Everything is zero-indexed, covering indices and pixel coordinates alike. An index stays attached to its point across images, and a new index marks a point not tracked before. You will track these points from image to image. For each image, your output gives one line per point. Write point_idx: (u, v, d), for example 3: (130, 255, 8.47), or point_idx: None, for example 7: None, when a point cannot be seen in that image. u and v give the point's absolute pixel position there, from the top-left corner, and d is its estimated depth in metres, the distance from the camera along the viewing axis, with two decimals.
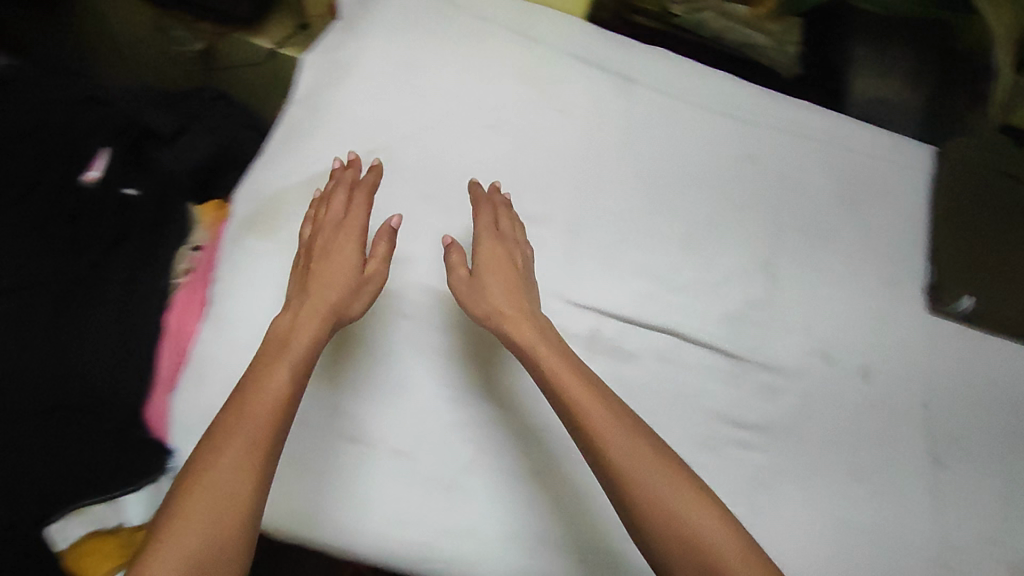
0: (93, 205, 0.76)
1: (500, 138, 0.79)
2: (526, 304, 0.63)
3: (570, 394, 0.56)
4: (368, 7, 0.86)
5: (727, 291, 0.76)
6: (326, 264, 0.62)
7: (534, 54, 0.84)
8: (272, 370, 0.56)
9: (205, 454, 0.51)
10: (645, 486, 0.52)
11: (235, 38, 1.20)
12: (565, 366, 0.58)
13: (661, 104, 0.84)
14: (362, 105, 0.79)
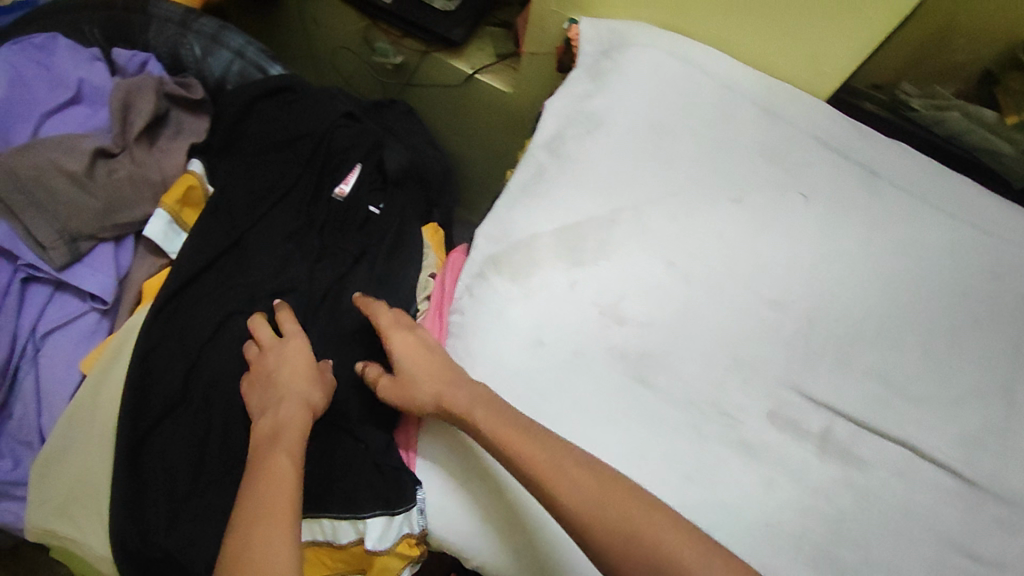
0: (342, 217, 0.80)
1: (743, 214, 0.78)
2: (454, 387, 0.61)
3: (540, 467, 0.55)
4: (621, 59, 0.86)
5: (959, 412, 0.72)
6: (286, 360, 0.63)
7: (781, 133, 0.84)
8: (275, 455, 0.55)
9: (235, 536, 0.50)
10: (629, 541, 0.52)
11: (440, 61, 1.22)
12: (528, 441, 0.57)
13: (903, 203, 0.81)
14: (610, 162, 0.80)
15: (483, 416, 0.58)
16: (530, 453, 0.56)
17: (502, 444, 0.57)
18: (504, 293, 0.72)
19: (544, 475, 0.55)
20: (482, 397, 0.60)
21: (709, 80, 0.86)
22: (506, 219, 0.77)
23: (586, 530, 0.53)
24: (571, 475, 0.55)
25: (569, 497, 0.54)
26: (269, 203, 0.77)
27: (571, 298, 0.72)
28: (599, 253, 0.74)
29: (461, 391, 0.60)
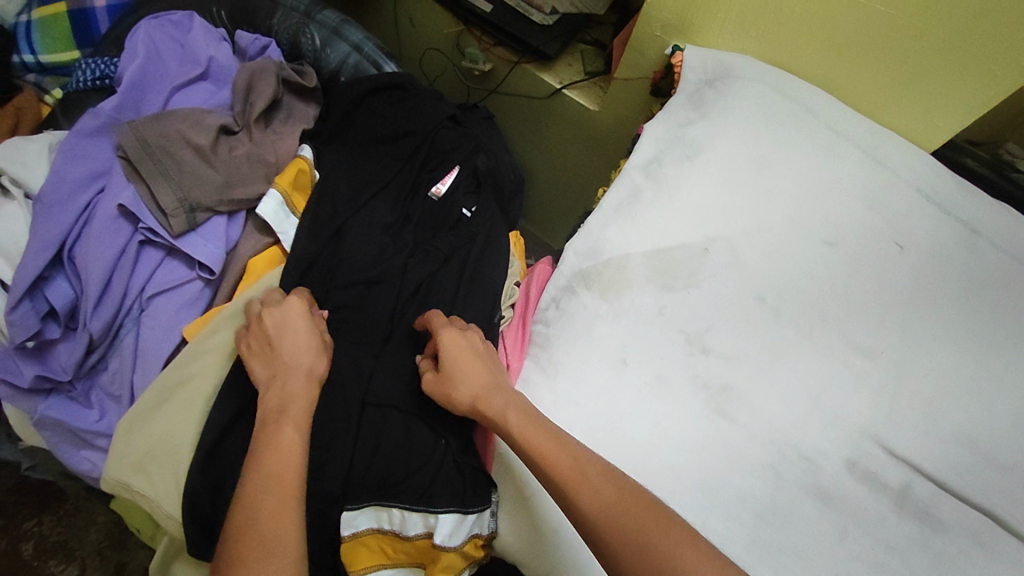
0: (434, 217, 0.83)
1: (834, 257, 0.78)
2: (496, 394, 0.61)
3: (563, 474, 0.54)
4: (726, 91, 0.87)
5: None
6: (290, 337, 0.63)
7: (883, 179, 0.82)
8: (280, 428, 0.56)
9: (241, 511, 0.51)
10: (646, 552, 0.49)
11: (528, 73, 1.24)
12: (561, 448, 0.56)
13: (1005, 264, 0.78)
14: (707, 189, 0.80)
15: (517, 424, 0.58)
16: (554, 458, 0.55)
17: (532, 448, 0.56)
18: (592, 308, 0.72)
19: (571, 480, 0.54)
20: (523, 408, 0.59)
21: (813, 120, 0.85)
22: (598, 236, 0.77)
23: (606, 534, 0.51)
24: (594, 481, 0.54)
25: (592, 500, 0.53)
26: (370, 199, 0.80)
27: (658, 321, 0.72)
28: (690, 280, 0.74)
29: (503, 399, 0.60)
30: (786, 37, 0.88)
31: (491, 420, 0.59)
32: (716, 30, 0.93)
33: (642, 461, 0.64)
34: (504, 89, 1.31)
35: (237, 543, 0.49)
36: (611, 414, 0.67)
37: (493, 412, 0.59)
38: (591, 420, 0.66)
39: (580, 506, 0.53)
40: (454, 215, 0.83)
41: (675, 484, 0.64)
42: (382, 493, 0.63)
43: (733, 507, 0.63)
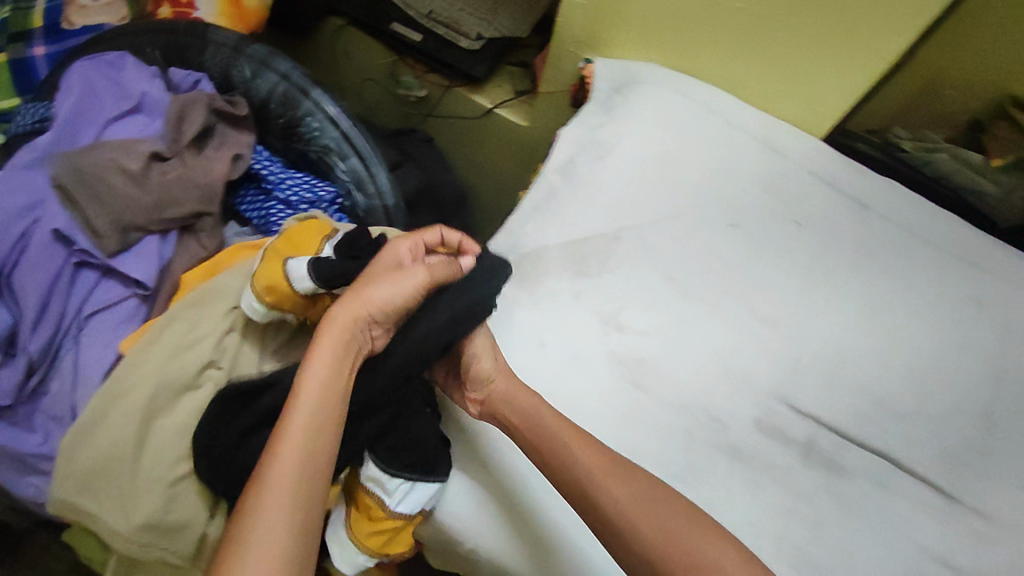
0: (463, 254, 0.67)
1: (738, 238, 0.84)
2: (516, 393, 0.66)
3: (580, 467, 0.61)
4: (630, 96, 0.95)
5: (945, 430, 0.75)
6: (376, 278, 0.62)
7: (777, 166, 0.90)
8: (295, 409, 0.56)
9: (252, 519, 0.51)
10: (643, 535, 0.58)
11: (461, 95, 1.33)
12: (587, 451, 0.63)
13: (890, 234, 0.87)
14: (618, 183, 0.86)
15: (539, 421, 0.64)
16: (579, 460, 0.62)
17: (555, 450, 0.63)
18: (510, 297, 0.76)
19: (591, 480, 0.61)
20: (538, 406, 0.65)
21: (713, 117, 0.93)
22: (517, 233, 0.83)
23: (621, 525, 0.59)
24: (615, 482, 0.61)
25: (611, 501, 0.60)
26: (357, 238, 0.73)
27: (575, 305, 0.76)
28: (603, 267, 0.79)
29: (528, 398, 0.66)
30: (683, 44, 0.96)
31: (513, 420, 0.66)
32: (621, 41, 1.01)
33: None
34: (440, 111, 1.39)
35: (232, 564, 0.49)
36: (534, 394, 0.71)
37: (517, 417, 0.65)
38: None
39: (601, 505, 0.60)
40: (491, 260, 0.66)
41: (596, 452, 0.68)
42: (360, 450, 0.66)
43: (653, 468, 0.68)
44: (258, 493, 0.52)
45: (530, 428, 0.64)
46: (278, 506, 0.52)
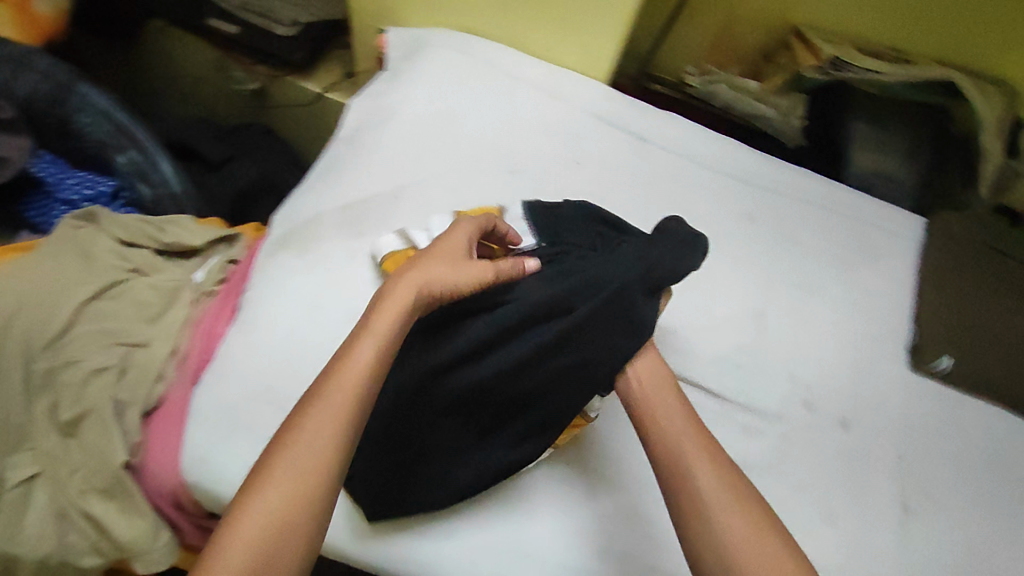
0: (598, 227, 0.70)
1: (519, 183, 0.87)
2: (673, 412, 0.58)
3: (704, 485, 0.53)
4: (415, 61, 0.96)
5: (719, 337, 0.80)
6: (437, 257, 0.60)
7: (558, 110, 0.93)
8: (363, 341, 0.54)
9: (283, 450, 0.50)
10: (727, 552, 0.50)
11: (289, 83, 1.31)
12: (709, 467, 0.54)
13: (667, 162, 0.91)
14: (399, 144, 0.87)
15: (672, 433, 0.56)
16: (703, 479, 0.53)
17: (684, 459, 0.55)
18: (287, 266, 0.77)
19: (702, 500, 0.52)
20: (699, 430, 0.57)
21: (496, 71, 0.96)
22: (297, 204, 0.83)
23: (700, 528, 0.51)
24: (731, 511, 0.52)
25: (734, 531, 0.51)
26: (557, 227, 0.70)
27: (350, 263, 0.78)
28: (378, 226, 0.81)
29: (675, 410, 0.58)
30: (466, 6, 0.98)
31: (660, 434, 0.57)
32: (410, 8, 1.02)
33: None
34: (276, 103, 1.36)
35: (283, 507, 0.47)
36: (307, 354, 0.71)
37: (667, 437, 0.56)
38: (288, 362, 0.71)
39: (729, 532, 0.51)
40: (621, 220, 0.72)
41: None
42: (397, 422, 0.65)
43: None
44: (298, 414, 0.51)
45: (654, 436, 0.57)
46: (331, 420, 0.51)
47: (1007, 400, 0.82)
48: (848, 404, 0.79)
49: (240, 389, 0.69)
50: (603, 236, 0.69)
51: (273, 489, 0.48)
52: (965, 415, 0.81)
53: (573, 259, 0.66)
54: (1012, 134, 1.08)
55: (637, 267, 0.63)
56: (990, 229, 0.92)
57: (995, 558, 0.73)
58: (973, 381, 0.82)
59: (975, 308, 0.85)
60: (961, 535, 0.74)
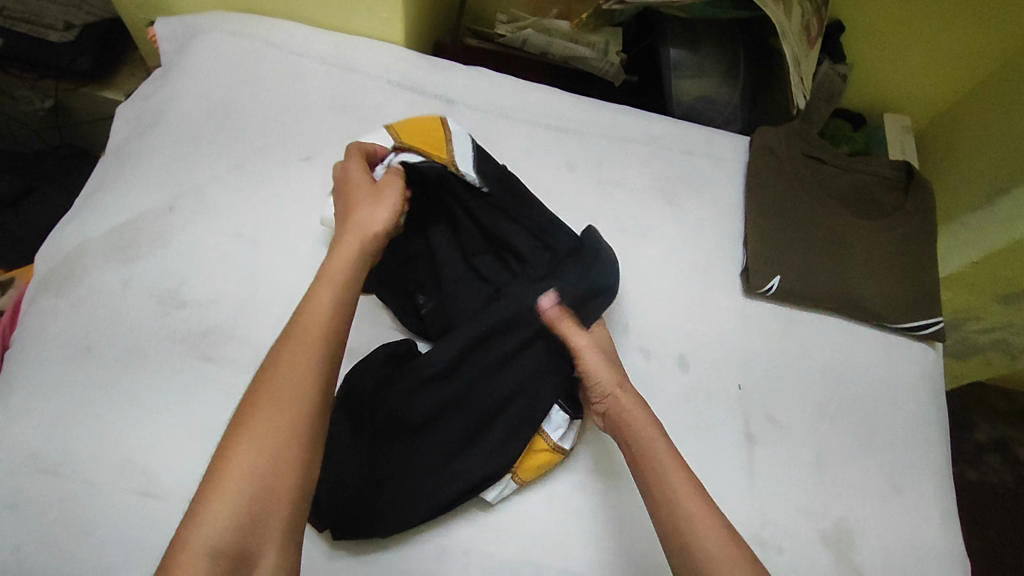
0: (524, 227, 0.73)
1: (315, 171, 0.78)
2: (646, 426, 0.61)
3: (686, 505, 0.55)
4: (182, 49, 0.85)
5: None
6: (369, 208, 0.65)
7: (351, 82, 0.84)
8: (324, 283, 0.59)
9: (274, 377, 0.52)
10: (698, 562, 0.53)
11: (84, 94, 1.12)
12: (685, 482, 0.57)
13: (478, 121, 0.85)
14: (170, 149, 0.77)
15: (656, 456, 0.59)
16: (675, 497, 0.56)
17: (657, 473, 0.58)
18: (50, 311, 0.68)
19: (678, 519, 0.55)
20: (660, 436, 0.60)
21: (276, 49, 0.85)
22: (59, 237, 0.73)
23: (685, 548, 0.54)
24: (708, 525, 0.54)
25: (711, 543, 0.53)
26: (423, 219, 0.74)
27: (125, 296, 0.69)
28: (153, 247, 0.71)
29: (649, 428, 0.61)
30: None
31: (641, 450, 0.60)
32: None
33: (128, 433, 0.64)
34: (79, 119, 1.18)
35: (243, 416, 0.50)
36: (83, 407, 0.64)
37: (651, 455, 0.59)
38: (61, 420, 0.63)
39: (701, 543, 0.53)
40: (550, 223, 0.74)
41: (167, 448, 0.64)
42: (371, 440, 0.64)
43: None
44: (280, 351, 0.54)
45: (638, 450, 0.60)
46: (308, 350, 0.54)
47: (843, 308, 0.82)
48: (685, 343, 0.78)
49: (3, 462, 0.60)
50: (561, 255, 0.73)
51: (259, 432, 0.49)
52: (802, 330, 0.81)
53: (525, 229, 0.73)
54: (832, 37, 1.08)
55: (585, 285, 0.70)
56: (810, 136, 0.91)
57: (837, 465, 0.75)
58: (808, 297, 0.81)
59: (800, 221, 0.84)
60: (805, 450, 0.75)
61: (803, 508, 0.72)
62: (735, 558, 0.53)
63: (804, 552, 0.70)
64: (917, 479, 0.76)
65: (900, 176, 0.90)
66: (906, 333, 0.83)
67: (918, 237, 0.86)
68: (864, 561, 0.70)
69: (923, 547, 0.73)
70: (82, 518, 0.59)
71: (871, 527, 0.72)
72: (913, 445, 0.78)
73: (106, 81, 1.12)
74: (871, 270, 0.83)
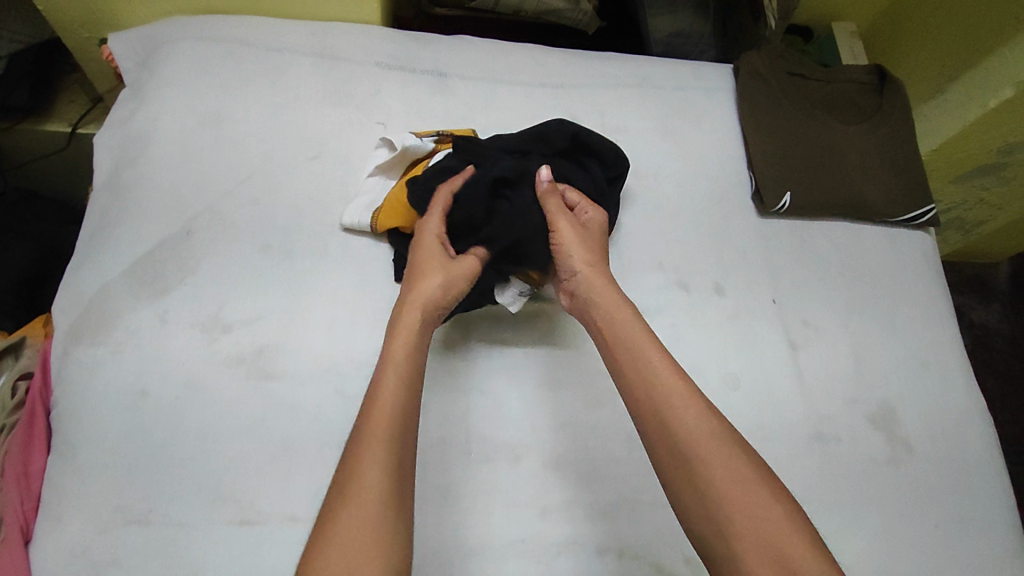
0: (535, 148, 0.73)
1: (326, 169, 0.77)
2: (618, 304, 0.62)
3: (660, 377, 0.57)
4: (152, 64, 0.80)
5: None
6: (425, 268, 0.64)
7: (340, 73, 0.82)
8: (385, 387, 0.54)
9: (355, 466, 0.50)
10: (667, 423, 0.54)
11: (25, 131, 1.01)
12: (658, 357, 0.58)
13: (475, 90, 0.85)
14: (171, 170, 0.73)
15: (630, 335, 0.60)
16: (649, 367, 0.57)
17: (629, 346, 0.59)
18: (89, 361, 0.63)
19: (649, 387, 0.56)
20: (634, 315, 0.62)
21: (253, 49, 0.82)
22: (73, 283, 0.68)
23: (656, 412, 0.55)
24: (678, 395, 0.55)
25: (686, 414, 0.54)
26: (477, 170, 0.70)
27: (166, 329, 0.66)
28: (182, 275, 0.68)
29: (621, 304, 0.62)
30: None
31: (612, 324, 0.61)
32: (124, 5, 0.83)
33: (208, 467, 0.61)
34: (25, 159, 1.07)
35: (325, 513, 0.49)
36: (153, 451, 0.61)
37: (625, 335, 0.60)
38: (135, 469, 0.60)
39: (673, 411, 0.54)
40: (539, 129, 0.72)
41: (250, 473, 0.61)
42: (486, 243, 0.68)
43: (320, 450, 0.63)
44: (357, 447, 0.51)
45: (609, 326, 0.62)
46: (376, 462, 0.50)
47: (850, 211, 0.87)
48: (718, 271, 0.81)
49: (89, 524, 0.58)
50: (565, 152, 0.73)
51: (345, 533, 0.47)
52: (815, 238, 0.86)
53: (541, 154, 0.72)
54: None
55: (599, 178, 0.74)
56: (790, 53, 0.95)
57: (871, 354, 0.81)
58: (817, 207, 0.86)
59: (796, 135, 0.89)
60: (842, 346, 0.80)
61: (852, 398, 0.77)
62: (708, 428, 0.53)
63: (861, 437, 0.75)
64: (939, 351, 0.83)
65: (874, 79, 0.96)
66: (905, 224, 0.90)
67: (901, 132, 0.92)
68: (913, 433, 0.77)
69: (956, 411, 0.80)
70: (188, 560, 0.57)
71: (911, 403, 0.79)
72: (929, 322, 0.85)
73: (44, 110, 1.01)
74: (866, 170, 0.89)
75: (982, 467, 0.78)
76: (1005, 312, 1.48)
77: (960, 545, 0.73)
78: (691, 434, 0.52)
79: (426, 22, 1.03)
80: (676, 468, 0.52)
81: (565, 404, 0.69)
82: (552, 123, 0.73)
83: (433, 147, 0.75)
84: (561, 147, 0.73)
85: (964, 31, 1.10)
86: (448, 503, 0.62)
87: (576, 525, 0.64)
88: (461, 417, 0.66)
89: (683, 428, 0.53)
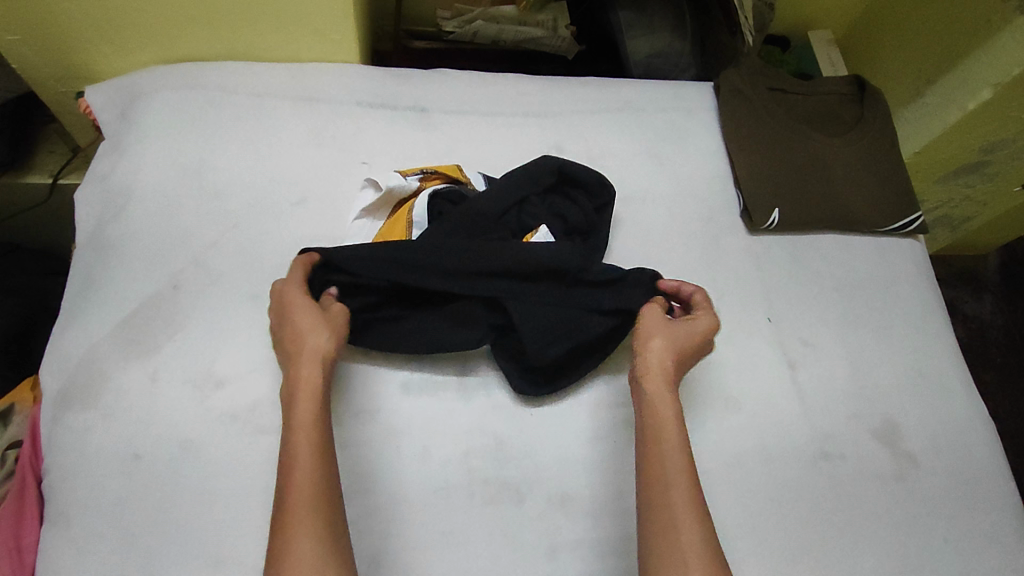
0: (529, 190, 0.73)
1: (312, 214, 0.76)
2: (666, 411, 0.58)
3: (677, 473, 0.54)
4: (131, 116, 0.79)
5: None
6: (298, 319, 0.59)
7: (322, 114, 0.82)
8: (302, 451, 0.52)
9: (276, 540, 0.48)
10: (669, 530, 0.52)
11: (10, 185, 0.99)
12: (684, 463, 0.55)
13: (458, 123, 0.85)
14: (155, 223, 0.72)
15: (667, 439, 0.57)
16: (673, 471, 0.55)
17: (660, 438, 0.57)
18: (80, 426, 0.62)
19: (660, 439, 0.57)
20: (677, 423, 0.58)
21: (232, 95, 0.81)
22: (59, 345, 0.67)
23: (665, 514, 0.53)
24: (690, 518, 0.52)
25: (686, 527, 0.52)
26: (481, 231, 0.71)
27: (158, 388, 0.64)
28: (171, 330, 0.67)
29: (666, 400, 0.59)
30: (160, 31, 0.79)
31: (654, 424, 0.58)
32: (99, 56, 0.82)
33: (206, 529, 0.59)
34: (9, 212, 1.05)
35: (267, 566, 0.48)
36: (147, 517, 0.59)
37: (663, 427, 0.57)
38: (130, 537, 0.58)
39: (680, 522, 0.52)
40: (526, 167, 0.74)
41: (250, 533, 0.60)
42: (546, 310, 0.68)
43: None
44: (284, 523, 0.49)
45: (648, 423, 0.58)
46: (308, 529, 0.48)
47: (840, 225, 0.87)
48: (712, 293, 0.81)
49: None
50: (550, 187, 0.75)
51: None
52: (805, 252, 0.86)
53: (535, 196, 0.74)
54: None
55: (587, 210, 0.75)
56: (769, 69, 0.96)
57: (869, 366, 0.80)
58: (807, 223, 0.86)
59: (782, 151, 0.89)
60: (840, 359, 0.80)
61: (853, 413, 0.77)
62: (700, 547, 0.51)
63: (865, 451, 0.75)
64: (935, 357, 0.83)
65: (853, 89, 0.96)
66: (893, 233, 0.90)
67: (883, 141, 0.93)
68: (916, 443, 0.77)
69: (957, 418, 0.80)
70: None
71: (912, 414, 0.78)
72: (923, 329, 0.85)
73: (24, 162, 1.00)
74: (852, 182, 0.89)
75: (989, 474, 0.77)
76: (997, 304, 1.48)
77: (970, 557, 0.72)
78: (677, 490, 0.53)
79: (406, 55, 1.04)
80: (658, 515, 0.53)
81: (566, 442, 0.68)
82: (537, 161, 0.75)
83: (418, 185, 0.74)
84: (550, 183, 0.74)
85: (936, 36, 1.12)
86: (453, 553, 0.61)
87: (586, 563, 0.63)
88: (463, 461, 0.65)
89: (680, 540, 0.51)
